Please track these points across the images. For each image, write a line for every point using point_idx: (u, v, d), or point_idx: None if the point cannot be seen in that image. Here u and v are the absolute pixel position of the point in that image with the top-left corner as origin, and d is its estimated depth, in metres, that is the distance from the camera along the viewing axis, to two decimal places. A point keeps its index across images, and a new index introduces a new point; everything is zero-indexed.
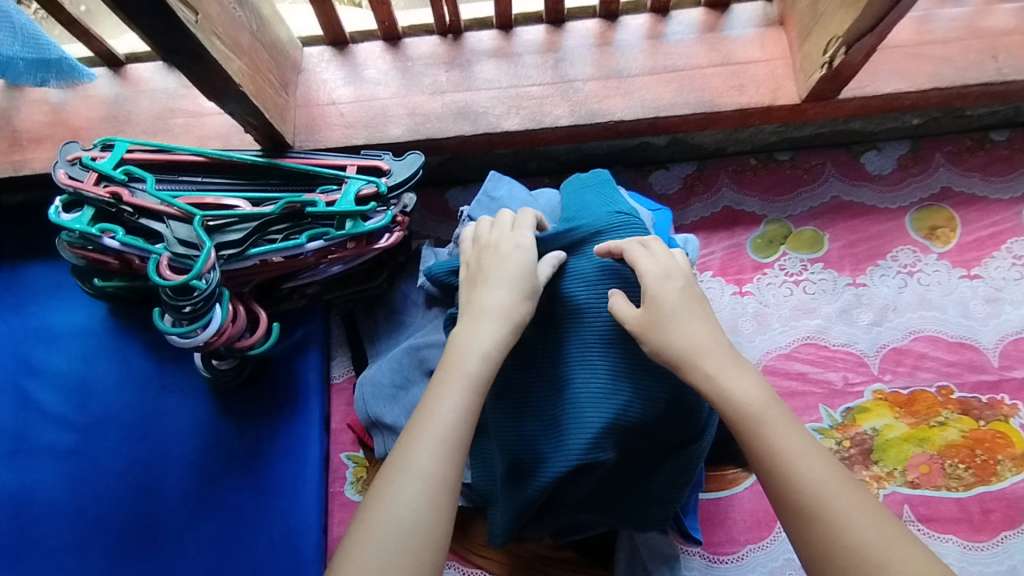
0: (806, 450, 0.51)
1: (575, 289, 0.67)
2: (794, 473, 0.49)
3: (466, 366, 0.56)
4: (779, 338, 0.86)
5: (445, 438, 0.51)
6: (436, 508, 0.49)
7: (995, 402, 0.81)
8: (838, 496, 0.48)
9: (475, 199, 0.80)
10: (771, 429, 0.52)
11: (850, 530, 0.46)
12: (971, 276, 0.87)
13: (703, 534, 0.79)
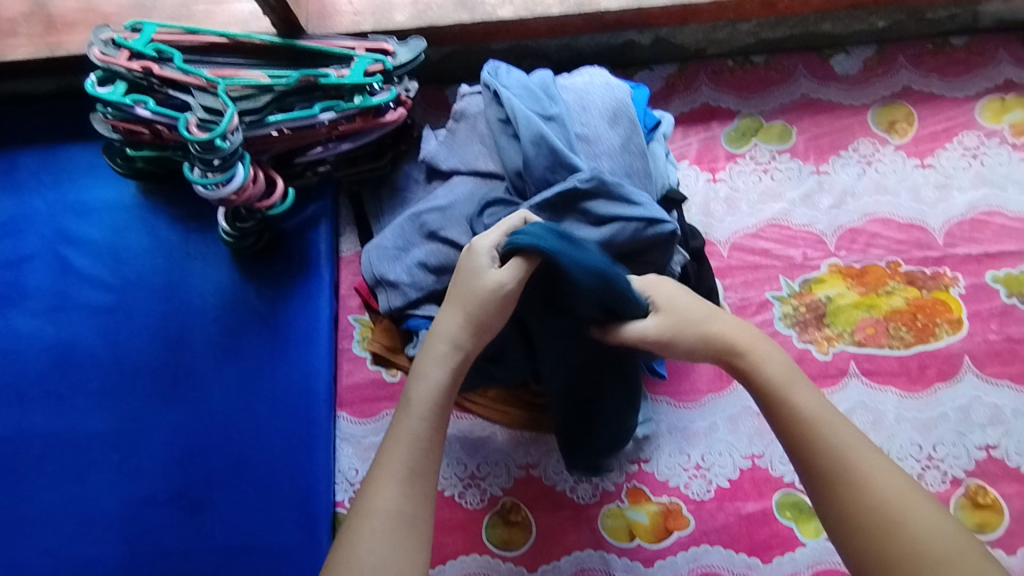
0: (832, 417, 0.61)
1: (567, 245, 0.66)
2: (820, 431, 0.60)
3: (419, 398, 0.65)
4: (746, 220, 0.95)
5: (402, 475, 0.61)
6: (401, 545, 0.59)
7: (937, 274, 0.90)
8: (860, 452, 0.58)
9: (488, 78, 0.83)
10: (797, 395, 0.62)
11: (871, 480, 0.57)
12: (924, 165, 0.95)
13: (671, 385, 0.90)
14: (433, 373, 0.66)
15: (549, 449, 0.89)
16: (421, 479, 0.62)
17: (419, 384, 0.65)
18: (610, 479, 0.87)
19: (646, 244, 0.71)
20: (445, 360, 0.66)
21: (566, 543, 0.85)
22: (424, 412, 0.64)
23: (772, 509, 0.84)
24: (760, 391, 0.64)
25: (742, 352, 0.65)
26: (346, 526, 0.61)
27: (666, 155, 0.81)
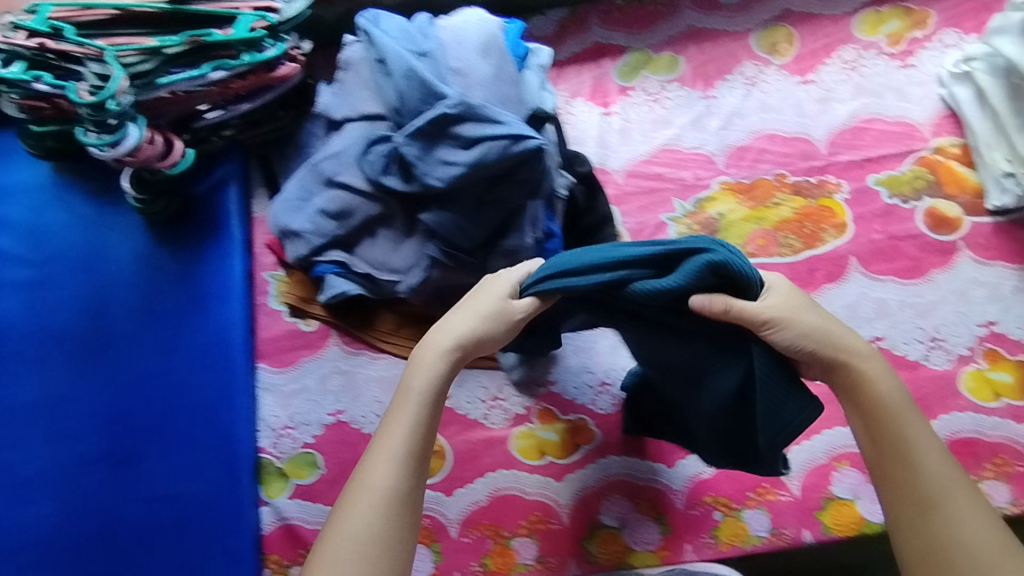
0: (933, 453, 0.63)
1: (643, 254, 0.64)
2: (924, 469, 0.62)
3: (416, 385, 0.67)
4: (639, 148, 0.98)
5: (394, 455, 0.65)
6: (391, 520, 0.64)
7: (822, 182, 0.94)
8: (955, 493, 0.61)
9: (366, 23, 0.85)
10: (909, 426, 0.63)
11: (959, 522, 0.60)
12: (806, 81, 0.98)
13: None
14: (432, 364, 0.68)
15: (460, 380, 0.92)
16: (413, 459, 0.66)
17: (417, 373, 0.68)
18: (520, 403, 0.91)
19: (515, 160, 0.74)
20: (447, 354, 0.68)
21: (479, 466, 0.88)
22: (421, 400, 0.67)
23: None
24: (866, 404, 0.65)
25: (858, 370, 0.65)
26: (342, 501, 0.65)
27: (540, 83, 0.84)
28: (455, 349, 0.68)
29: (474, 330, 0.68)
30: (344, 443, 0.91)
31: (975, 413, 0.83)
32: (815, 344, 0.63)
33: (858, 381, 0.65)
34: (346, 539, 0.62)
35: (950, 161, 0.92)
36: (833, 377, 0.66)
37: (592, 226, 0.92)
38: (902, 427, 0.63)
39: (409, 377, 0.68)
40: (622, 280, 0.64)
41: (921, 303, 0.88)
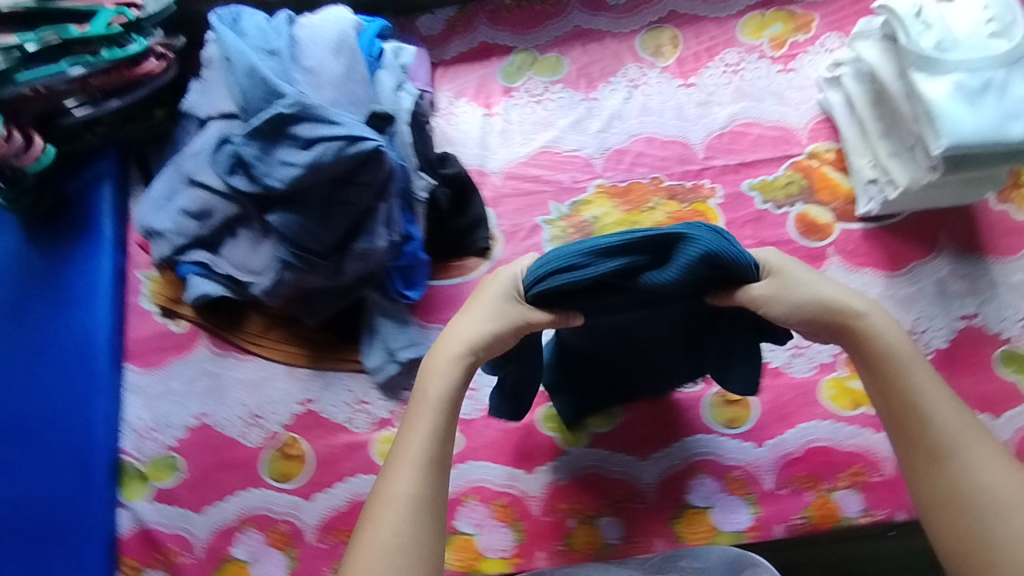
0: (942, 402, 0.62)
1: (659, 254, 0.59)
2: (935, 420, 0.61)
3: (434, 393, 0.63)
4: (519, 150, 0.97)
5: (415, 460, 0.61)
6: (420, 528, 0.60)
7: (696, 186, 0.93)
8: (966, 444, 0.60)
9: (222, 19, 0.83)
10: (916, 377, 0.62)
11: (977, 472, 0.59)
12: (688, 84, 0.97)
13: (443, 313, 0.92)
14: (446, 372, 0.64)
15: (327, 383, 0.91)
16: (432, 467, 0.62)
17: (429, 381, 0.64)
18: (385, 407, 0.90)
19: (352, 162, 0.73)
20: (457, 361, 0.64)
21: (340, 471, 0.88)
22: (433, 408, 0.63)
23: (535, 421, 0.88)
24: (867, 356, 0.64)
25: (860, 325, 0.63)
26: (367, 513, 0.61)
27: (394, 85, 0.84)
28: (468, 355, 0.64)
29: (480, 338, 0.64)
30: (206, 446, 0.90)
31: (832, 421, 0.84)
32: (815, 312, 0.63)
33: (859, 338, 0.63)
34: (371, 550, 0.58)
35: (824, 167, 0.92)
36: (831, 335, 0.65)
37: (462, 229, 0.92)
38: (906, 377, 0.62)
39: (422, 384, 0.64)
40: (630, 276, 0.60)
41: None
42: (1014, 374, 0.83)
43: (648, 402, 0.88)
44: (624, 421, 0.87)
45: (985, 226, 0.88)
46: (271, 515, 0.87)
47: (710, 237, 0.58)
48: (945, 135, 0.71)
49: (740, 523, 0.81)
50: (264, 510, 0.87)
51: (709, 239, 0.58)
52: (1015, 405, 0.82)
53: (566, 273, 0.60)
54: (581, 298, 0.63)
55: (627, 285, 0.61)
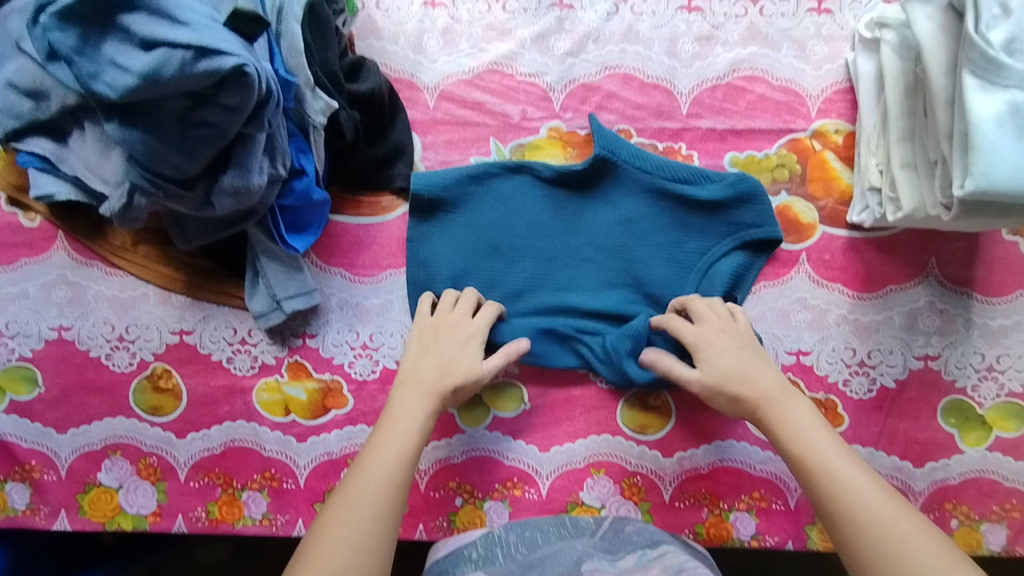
0: (851, 474, 0.60)
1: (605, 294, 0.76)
2: (846, 492, 0.59)
3: (405, 426, 0.66)
4: (464, 61, 0.78)
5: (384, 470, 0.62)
6: (376, 530, 0.59)
7: (669, 150, 0.77)
8: (888, 516, 0.57)
9: None
10: (823, 450, 0.62)
11: (898, 546, 0.55)
12: (690, 8, 0.77)
13: (346, 256, 0.79)
14: (416, 406, 0.67)
15: (205, 316, 0.80)
16: (398, 482, 0.62)
17: (401, 413, 0.67)
18: (270, 352, 0.80)
19: (205, 80, 0.54)
20: (426, 394, 0.68)
21: (216, 413, 0.80)
22: (406, 433, 0.65)
23: None
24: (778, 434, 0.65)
25: (769, 410, 0.66)
26: (323, 523, 0.60)
27: None
28: (432, 397, 0.68)
29: (440, 372, 0.69)
30: (67, 364, 0.80)
31: (749, 443, 0.78)
32: (724, 391, 0.68)
33: (771, 422, 0.65)
34: (336, 541, 0.57)
35: (826, 152, 0.76)
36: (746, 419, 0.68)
37: (374, 161, 0.76)
38: (807, 452, 0.63)
39: (393, 415, 0.67)
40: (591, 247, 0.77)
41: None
42: (952, 427, 0.77)
43: (561, 391, 0.80)
44: (532, 408, 0.80)
45: (981, 258, 0.76)
46: (140, 447, 0.81)
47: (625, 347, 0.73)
48: (972, 174, 0.56)
49: None
50: (132, 441, 0.80)
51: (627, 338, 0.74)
52: (941, 457, 0.77)
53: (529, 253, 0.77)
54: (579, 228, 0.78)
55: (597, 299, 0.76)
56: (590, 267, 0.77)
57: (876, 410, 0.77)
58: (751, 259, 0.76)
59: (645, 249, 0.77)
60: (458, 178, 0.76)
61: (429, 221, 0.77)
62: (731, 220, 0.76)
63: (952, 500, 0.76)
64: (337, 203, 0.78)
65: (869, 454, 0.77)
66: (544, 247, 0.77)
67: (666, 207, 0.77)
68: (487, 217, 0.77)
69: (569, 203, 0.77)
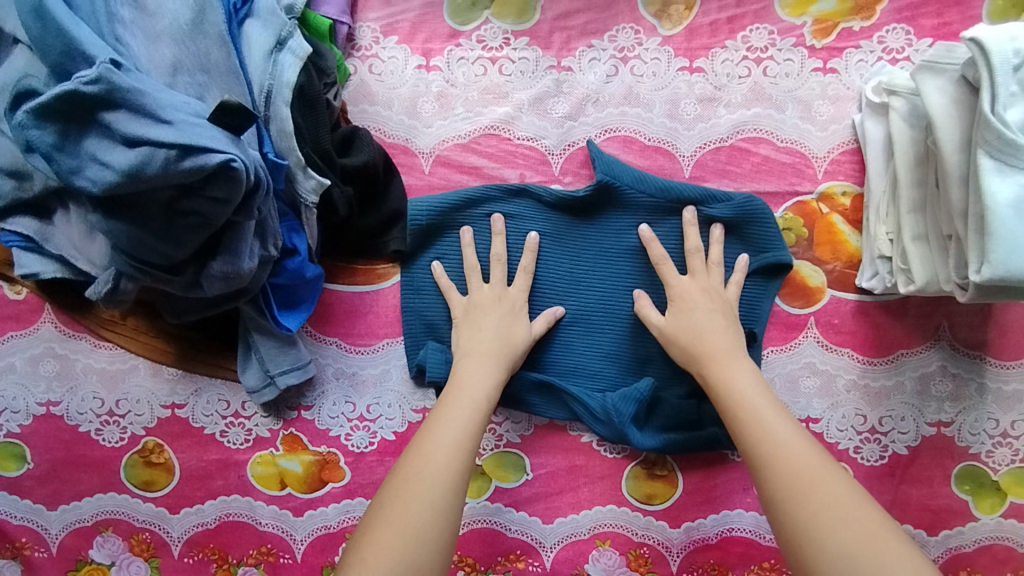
0: (779, 422, 0.61)
1: (603, 327, 0.76)
2: (773, 435, 0.59)
3: (477, 392, 0.67)
4: (460, 125, 0.76)
5: (456, 432, 0.63)
6: (448, 492, 0.59)
7: None
8: (809, 462, 0.57)
9: None
10: (756, 399, 0.63)
11: (813, 487, 0.55)
12: (692, 69, 0.75)
13: (341, 326, 0.77)
14: (484, 374, 0.68)
15: (197, 388, 0.77)
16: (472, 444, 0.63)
17: (469, 380, 0.68)
18: (264, 424, 0.78)
19: (191, 177, 0.52)
20: (492, 363, 0.69)
21: (210, 487, 0.78)
22: (474, 400, 0.66)
23: None
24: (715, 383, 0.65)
25: (713, 364, 0.67)
26: (397, 481, 0.60)
27: (272, 45, 0.61)
28: (498, 366, 0.69)
29: (499, 348, 0.70)
30: (56, 440, 0.78)
31: (758, 512, 0.76)
32: (678, 342, 0.69)
33: (711, 375, 0.66)
34: (406, 507, 0.57)
35: (833, 215, 0.74)
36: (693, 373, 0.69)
37: (368, 232, 0.74)
38: (742, 399, 0.63)
39: (462, 382, 0.67)
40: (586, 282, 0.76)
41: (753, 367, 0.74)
42: (966, 493, 0.75)
43: (565, 460, 0.78)
44: (535, 479, 0.77)
45: (994, 321, 0.74)
46: (132, 523, 0.78)
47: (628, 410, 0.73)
48: (989, 261, 0.54)
49: None
50: (124, 517, 0.78)
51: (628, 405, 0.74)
52: (955, 524, 0.75)
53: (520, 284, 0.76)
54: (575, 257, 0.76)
55: (593, 341, 0.76)
56: (590, 299, 0.76)
57: (888, 477, 0.75)
58: (765, 284, 0.73)
59: (649, 278, 0.75)
60: (454, 204, 0.74)
61: (425, 249, 0.76)
62: (741, 242, 0.73)
63: (967, 568, 0.75)
64: (331, 272, 0.76)
65: None
66: (541, 277, 0.76)
67: (668, 232, 0.74)
68: (486, 241, 0.75)
69: (571, 229, 0.76)
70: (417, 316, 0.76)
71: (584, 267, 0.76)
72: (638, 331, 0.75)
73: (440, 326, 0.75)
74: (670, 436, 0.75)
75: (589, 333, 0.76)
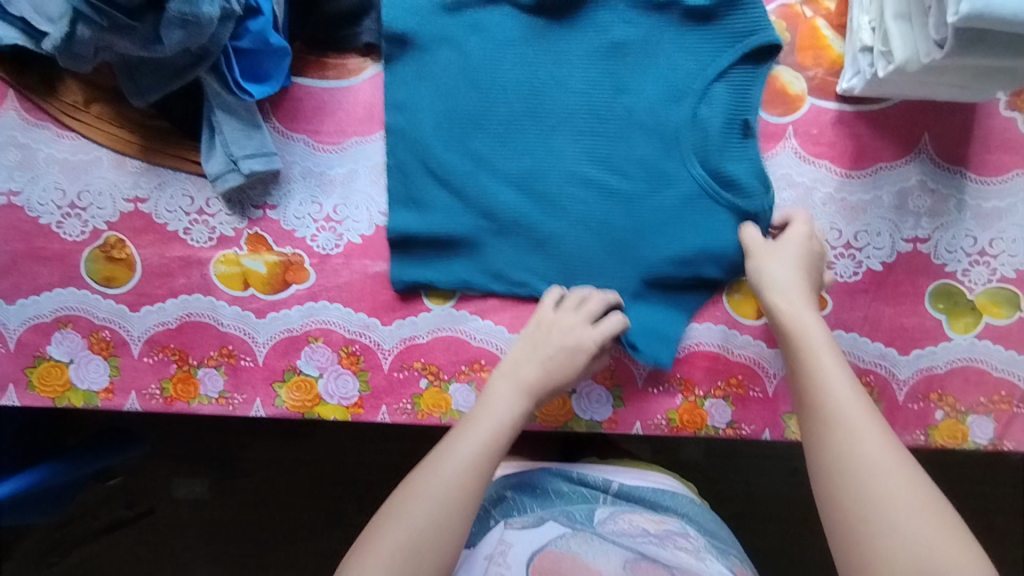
0: (857, 402, 0.57)
1: (580, 132, 0.73)
2: (837, 398, 0.58)
3: (500, 416, 0.65)
4: None
5: (471, 462, 0.61)
6: (443, 525, 0.57)
7: None
8: (875, 438, 0.55)
9: None
10: (832, 384, 0.59)
11: (873, 461, 0.54)
12: None
13: (310, 121, 0.75)
14: (511, 399, 0.66)
15: (162, 183, 0.76)
16: (482, 470, 0.61)
17: (494, 401, 0.66)
18: (229, 223, 0.76)
19: None
20: (522, 391, 0.67)
21: (172, 286, 0.76)
22: (491, 425, 0.64)
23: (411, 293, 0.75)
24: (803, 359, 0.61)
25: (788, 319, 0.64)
26: (397, 499, 0.59)
27: None
28: (527, 397, 0.67)
29: (543, 373, 0.68)
30: (16, 231, 0.76)
31: (726, 326, 0.74)
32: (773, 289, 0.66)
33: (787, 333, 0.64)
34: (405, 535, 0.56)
35: (817, 19, 0.73)
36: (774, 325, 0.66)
37: (339, 16, 0.73)
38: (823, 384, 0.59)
39: (487, 403, 0.66)
40: (564, 84, 0.74)
41: (757, 165, 0.72)
42: (940, 313, 0.73)
43: None
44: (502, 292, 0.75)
45: (977, 135, 0.73)
46: (91, 320, 0.77)
47: (609, 210, 0.72)
48: None
49: (599, 414, 0.75)
50: (83, 314, 0.77)
51: (608, 204, 0.72)
52: (927, 344, 0.73)
53: (495, 88, 0.73)
54: (551, 60, 0.74)
55: (574, 145, 0.73)
56: (568, 104, 0.73)
57: (862, 293, 0.73)
58: (754, 71, 0.72)
59: (632, 73, 0.73)
60: (428, 11, 0.74)
61: (402, 58, 0.74)
62: (727, 30, 0.72)
63: (937, 390, 0.73)
64: (300, 64, 0.75)
65: (852, 340, 0.73)
66: (518, 80, 0.74)
67: (647, 27, 0.74)
68: (465, 48, 0.74)
69: (548, 31, 0.74)
70: (400, 131, 0.74)
71: (561, 70, 0.74)
72: (622, 131, 0.73)
73: (422, 138, 0.73)
74: (664, 235, 0.72)
75: (569, 136, 0.73)
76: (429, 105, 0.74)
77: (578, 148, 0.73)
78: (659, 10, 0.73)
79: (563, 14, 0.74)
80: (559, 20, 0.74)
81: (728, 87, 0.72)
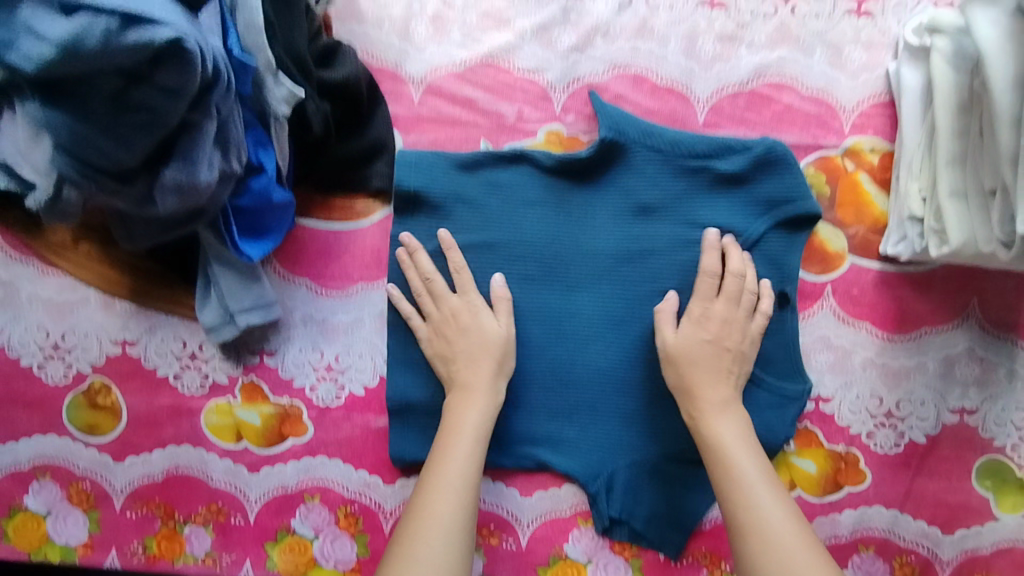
0: (742, 448, 0.59)
1: (602, 305, 0.69)
2: (723, 453, 0.59)
3: (468, 422, 0.62)
4: (455, 53, 0.71)
5: (457, 485, 0.58)
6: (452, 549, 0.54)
7: None
8: (747, 471, 0.57)
9: None
10: (730, 443, 0.59)
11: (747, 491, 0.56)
12: (713, 3, 0.71)
13: (314, 265, 0.70)
14: (475, 404, 0.64)
15: (151, 326, 0.71)
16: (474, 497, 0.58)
17: (461, 414, 0.63)
18: (222, 370, 0.71)
19: (135, 57, 0.45)
20: (487, 395, 0.64)
21: (159, 436, 0.71)
22: (471, 435, 0.62)
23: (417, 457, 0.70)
24: (721, 478, 0.58)
25: (698, 406, 0.62)
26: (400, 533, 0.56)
27: None
28: (491, 402, 0.64)
29: (477, 361, 0.65)
30: None
31: None
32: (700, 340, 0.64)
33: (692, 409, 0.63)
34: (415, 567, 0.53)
35: (859, 173, 0.68)
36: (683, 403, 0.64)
37: (348, 160, 0.69)
38: (746, 498, 0.55)
39: (455, 415, 0.63)
40: (587, 251, 0.69)
41: (790, 336, 0.67)
42: (987, 490, 0.68)
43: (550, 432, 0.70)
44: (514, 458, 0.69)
45: None
46: (72, 470, 0.71)
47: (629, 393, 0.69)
48: None
49: None
50: (64, 463, 0.71)
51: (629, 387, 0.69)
52: (972, 523, 0.68)
53: (513, 254, 0.69)
54: (574, 225, 0.69)
55: (596, 322, 0.69)
56: (590, 273, 0.69)
57: (903, 468, 0.68)
58: (790, 240, 0.68)
59: (661, 239, 0.68)
60: (442, 170, 0.68)
61: (413, 216, 0.69)
62: (759, 197, 0.68)
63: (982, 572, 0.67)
64: (305, 205, 0.71)
65: (892, 517, 0.68)
66: (539, 245, 0.69)
67: (678, 191, 0.68)
68: (482, 210, 0.69)
69: (570, 192, 0.69)
70: (405, 294, 0.68)
71: (584, 236, 0.69)
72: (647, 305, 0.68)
73: None
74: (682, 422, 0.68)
75: (591, 310, 0.69)
76: (442, 268, 0.69)
77: (600, 323, 0.69)
78: (690, 173, 0.68)
79: (588, 174, 0.69)
80: (582, 180, 0.69)
81: (761, 257, 0.67)
